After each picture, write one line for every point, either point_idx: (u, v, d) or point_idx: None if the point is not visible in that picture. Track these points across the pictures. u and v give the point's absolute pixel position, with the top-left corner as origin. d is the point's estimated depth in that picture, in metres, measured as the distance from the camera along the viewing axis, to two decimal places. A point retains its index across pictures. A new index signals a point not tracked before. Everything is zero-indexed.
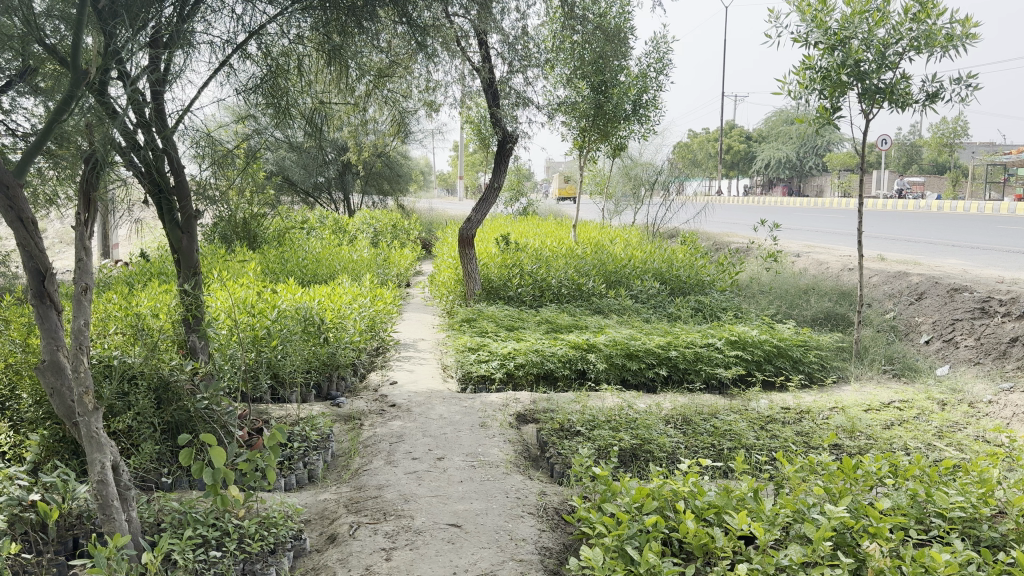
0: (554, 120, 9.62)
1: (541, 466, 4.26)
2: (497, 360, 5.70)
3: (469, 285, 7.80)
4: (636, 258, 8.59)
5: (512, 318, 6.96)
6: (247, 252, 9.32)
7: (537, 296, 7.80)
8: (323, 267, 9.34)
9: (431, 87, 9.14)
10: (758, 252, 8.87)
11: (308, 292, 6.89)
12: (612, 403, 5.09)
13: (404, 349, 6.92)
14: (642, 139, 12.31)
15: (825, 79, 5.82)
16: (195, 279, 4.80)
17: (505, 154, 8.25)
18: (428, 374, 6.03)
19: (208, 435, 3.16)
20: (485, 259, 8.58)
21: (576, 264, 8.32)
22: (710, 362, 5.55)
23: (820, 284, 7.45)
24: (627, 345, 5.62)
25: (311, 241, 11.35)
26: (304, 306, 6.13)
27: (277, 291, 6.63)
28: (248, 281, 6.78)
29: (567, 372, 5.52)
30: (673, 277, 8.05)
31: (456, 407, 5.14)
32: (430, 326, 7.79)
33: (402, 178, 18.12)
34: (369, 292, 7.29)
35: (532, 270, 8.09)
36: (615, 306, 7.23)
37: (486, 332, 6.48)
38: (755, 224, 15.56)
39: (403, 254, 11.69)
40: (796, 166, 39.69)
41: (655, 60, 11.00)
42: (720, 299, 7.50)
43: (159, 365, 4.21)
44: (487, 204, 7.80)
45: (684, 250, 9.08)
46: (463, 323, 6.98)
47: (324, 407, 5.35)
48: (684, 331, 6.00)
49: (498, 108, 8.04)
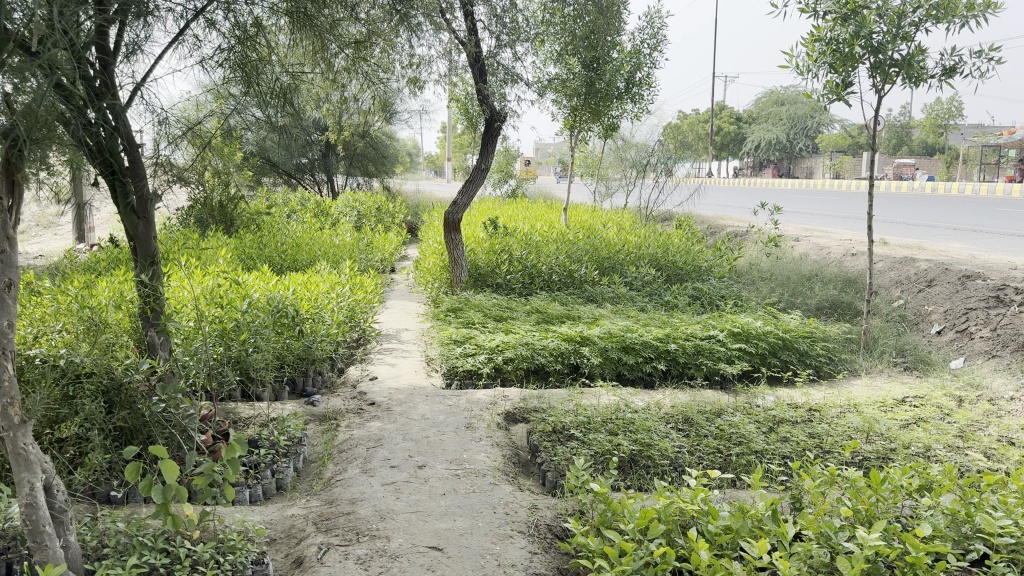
0: (545, 97, 9.20)
1: (532, 473, 3.90)
2: (484, 354, 5.34)
3: (455, 272, 7.43)
4: (630, 243, 8.22)
5: (501, 307, 6.58)
6: (221, 237, 8.89)
7: (526, 283, 7.43)
8: (303, 252, 8.92)
9: (416, 63, 8.69)
10: (756, 237, 8.51)
11: (283, 280, 6.47)
12: (608, 402, 4.74)
13: (386, 340, 6.53)
14: (634, 119, 11.89)
15: (835, 51, 5.44)
16: (153, 269, 4.37)
17: (495, 133, 7.80)
18: (410, 368, 5.65)
19: (157, 448, 2.74)
20: (473, 244, 8.18)
21: (568, 249, 7.94)
22: (710, 356, 5.19)
23: (824, 270, 7.11)
24: (622, 337, 5.27)
25: (292, 225, 10.92)
26: (277, 296, 5.72)
27: (248, 280, 6.21)
28: (218, 269, 6.35)
29: (559, 367, 5.18)
30: (668, 262, 7.68)
31: (440, 405, 4.76)
32: (415, 316, 7.40)
33: (388, 159, 17.65)
34: (349, 279, 6.89)
35: (521, 256, 7.71)
36: (609, 295, 6.87)
37: (473, 323, 6.11)
38: (752, 207, 15.20)
39: (387, 238, 11.27)
40: (786, 148, 39.37)
41: (649, 35, 10.57)
42: (718, 286, 7.13)
43: (111, 365, 3.79)
44: (474, 186, 7.37)
45: (679, 235, 8.70)
46: (448, 313, 6.60)
47: (297, 405, 4.97)
48: (683, 322, 5.63)
49: (486, 84, 7.62)
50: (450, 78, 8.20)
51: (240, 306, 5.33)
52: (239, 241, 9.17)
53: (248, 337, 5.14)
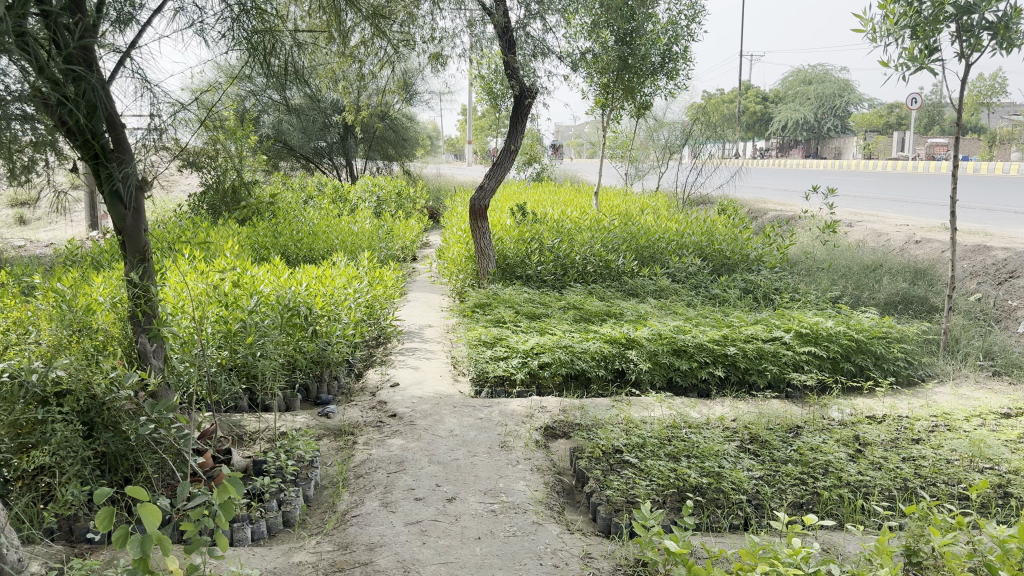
0: (576, 73, 8.56)
1: (580, 505, 3.33)
2: (517, 358, 4.78)
3: (482, 263, 6.88)
4: (670, 230, 7.59)
5: (533, 303, 6.00)
6: (232, 227, 8.37)
7: (559, 275, 6.87)
8: (320, 241, 8.42)
9: (438, 36, 8.08)
10: (807, 224, 7.86)
11: (294, 274, 5.94)
12: (661, 416, 4.16)
13: (409, 339, 5.98)
14: (669, 96, 11.21)
15: (916, 13, 4.78)
16: (144, 266, 3.83)
17: (525, 111, 7.14)
18: (435, 373, 5.09)
19: (136, 486, 2.18)
20: (500, 232, 7.60)
21: (603, 237, 7.33)
22: (774, 360, 4.60)
23: (890, 261, 6.45)
24: (673, 339, 4.68)
25: (309, 211, 10.40)
26: (288, 292, 5.19)
27: (257, 272, 5.68)
28: (225, 261, 5.83)
29: (603, 373, 4.59)
30: (714, 251, 7.05)
31: (470, 419, 4.20)
32: (439, 312, 6.85)
33: (409, 143, 16.95)
34: (368, 272, 6.34)
35: (553, 245, 7.11)
36: (651, 288, 6.27)
37: (503, 320, 5.54)
38: (792, 190, 14.49)
39: (408, 226, 10.71)
40: (814, 128, 38.28)
41: (686, 6, 9.88)
42: (771, 279, 6.51)
43: (93, 380, 3.28)
44: (502, 169, 6.79)
45: (723, 220, 8.06)
46: (475, 309, 6.04)
47: (309, 417, 4.42)
48: (740, 321, 5.03)
49: (515, 57, 6.99)
50: (475, 53, 7.59)
51: (247, 305, 4.81)
52: (252, 229, 8.67)
53: (255, 339, 4.62)
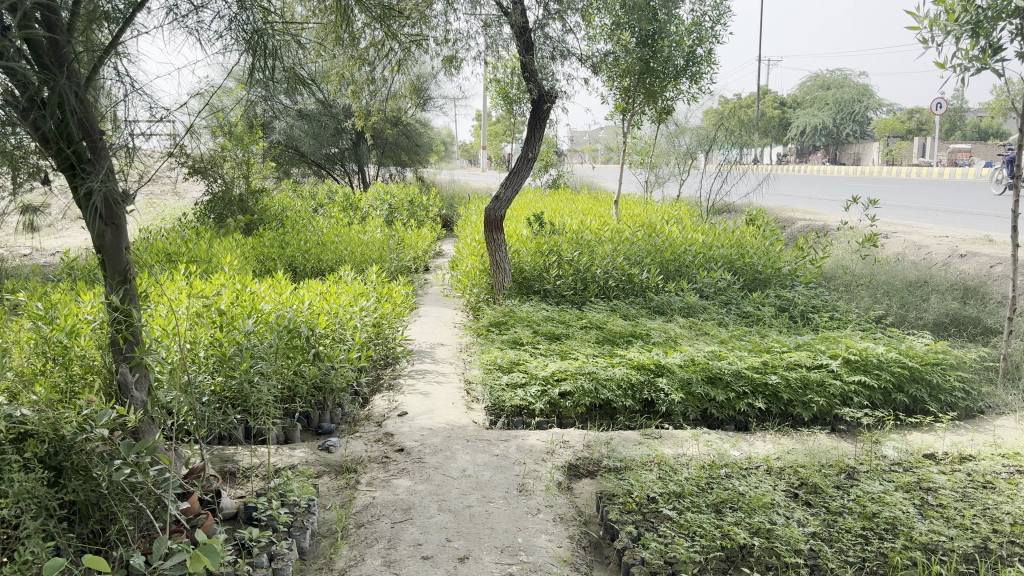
0: (596, 76, 8.18)
1: (611, 565, 2.92)
2: (536, 385, 4.37)
3: (497, 277, 6.49)
4: (696, 241, 7.17)
5: (552, 321, 5.61)
6: (236, 237, 8.02)
7: (579, 289, 6.47)
8: (329, 252, 8.10)
9: (452, 38, 7.71)
10: (842, 235, 7.42)
11: (297, 290, 5.57)
12: (698, 454, 3.74)
13: (419, 359, 5.60)
14: (692, 101, 10.79)
15: (978, 9, 4.34)
16: (125, 288, 3.46)
17: (543, 116, 6.72)
18: (447, 400, 4.70)
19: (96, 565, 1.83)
20: (516, 243, 7.21)
21: (626, 249, 6.93)
22: (820, 390, 4.19)
23: (936, 278, 6.01)
24: (707, 366, 4.27)
25: (319, 220, 10.07)
26: (289, 311, 4.82)
27: (256, 289, 5.32)
28: (223, 278, 5.47)
29: (630, 404, 4.19)
30: (744, 266, 6.63)
31: (485, 455, 3.80)
32: (451, 329, 6.47)
33: (422, 149, 16.58)
34: (376, 287, 5.97)
35: (572, 258, 6.71)
36: (679, 305, 5.86)
37: (520, 340, 5.14)
38: (820, 198, 14.01)
39: (420, 235, 10.34)
40: (833, 134, 37.68)
41: (711, 6, 9.47)
42: (807, 296, 6.10)
43: (62, 418, 2.93)
44: (519, 178, 6.40)
45: (751, 231, 7.64)
46: (490, 328, 5.65)
47: (309, 450, 4.03)
48: (780, 346, 4.62)
49: (532, 58, 6.61)
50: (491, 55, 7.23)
51: (243, 326, 4.45)
52: (257, 240, 8.33)
53: (251, 362, 4.26)
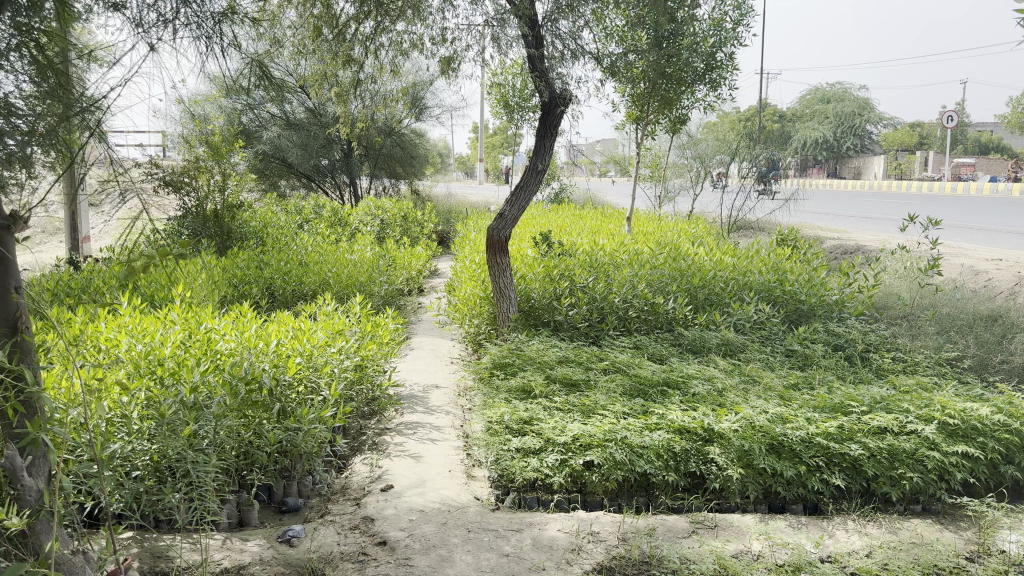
0: (610, 81, 7.36)
1: None
2: (554, 452, 3.49)
3: (501, 307, 5.66)
4: (726, 263, 6.34)
5: (567, 362, 4.76)
6: (204, 258, 7.16)
7: (596, 321, 5.61)
8: (312, 273, 7.44)
9: (450, 37, 6.88)
10: (890, 260, 6.61)
11: (266, 325, 4.72)
12: (772, 555, 2.87)
13: (411, 409, 4.74)
14: (708, 109, 9.98)
15: None
16: (16, 343, 2.55)
17: (553, 123, 5.85)
18: (443, 465, 3.82)
19: None
20: (521, 267, 6.36)
21: (647, 273, 6.07)
22: (912, 463, 3.38)
23: (1014, 315, 5.21)
24: (769, 430, 3.43)
25: (303, 236, 9.21)
26: (251, 356, 3.97)
27: (217, 326, 4.48)
28: (176, 313, 4.61)
29: (675, 480, 3.33)
30: (784, 294, 5.80)
31: (494, 553, 2.92)
32: (447, 367, 5.63)
33: (417, 160, 15.62)
34: (360, 321, 5.11)
35: (587, 284, 5.88)
36: (716, 342, 5.03)
37: (532, 386, 4.28)
38: (840, 215, 13.20)
39: (414, 254, 9.49)
40: (834, 148, 36.99)
41: (733, 6, 8.64)
42: (863, 331, 5.33)
43: None
44: (525, 193, 5.55)
45: (785, 251, 6.82)
46: (496, 369, 4.80)
47: (266, 541, 3.15)
48: (853, 403, 3.78)
49: (541, 54, 5.80)
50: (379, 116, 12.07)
51: (190, 379, 3.61)
52: (230, 261, 7.48)
53: (197, 423, 3.42)
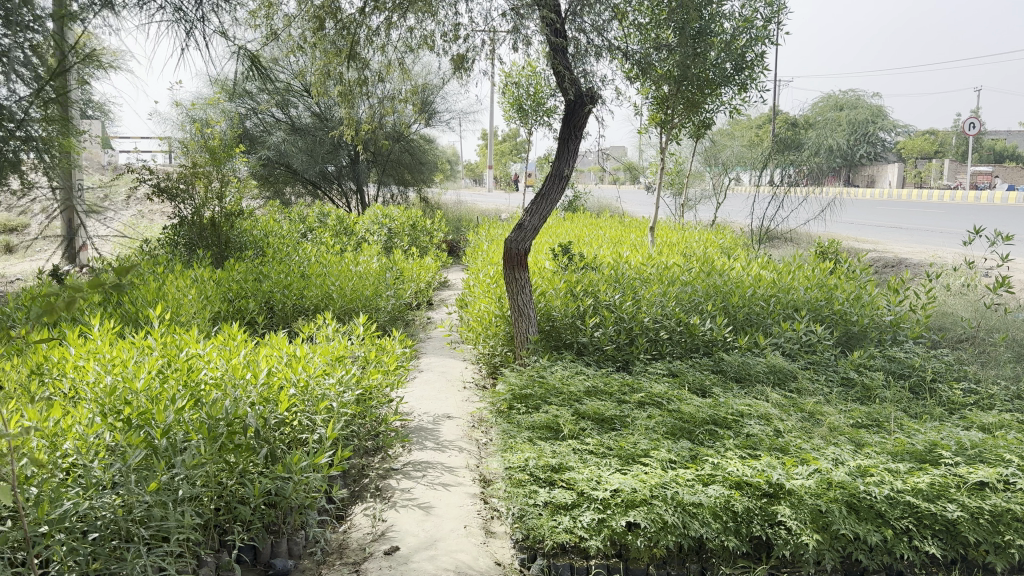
0: (635, 82, 6.81)
1: None
2: (589, 509, 2.93)
3: (519, 327, 5.13)
4: (763, 277, 5.79)
5: (596, 394, 4.20)
6: (198, 270, 6.65)
7: (625, 343, 5.05)
8: (314, 286, 6.94)
9: (464, 33, 6.36)
10: (945, 276, 6.06)
11: (258, 350, 4.21)
12: None
13: (420, 444, 4.19)
14: (736, 112, 9.41)
15: None
16: None
17: (578, 124, 5.23)
18: (458, 519, 3.27)
19: None
20: (540, 281, 5.82)
21: (680, 288, 5.53)
22: (1020, 528, 2.82)
23: None
24: (847, 487, 2.88)
25: (305, 246, 8.69)
26: (235, 390, 3.46)
27: (201, 351, 3.98)
28: (155, 336, 4.10)
29: (737, 547, 2.77)
30: (832, 314, 5.25)
31: None
32: (459, 394, 5.09)
33: (427, 167, 15.07)
34: (363, 344, 4.58)
35: (614, 301, 5.34)
36: (764, 370, 4.50)
37: (560, 424, 3.72)
38: (872, 226, 12.63)
39: (423, 264, 8.97)
40: None
41: (764, 2, 8.09)
42: (925, 357, 4.79)
43: None
44: (547, 202, 5.03)
45: (827, 265, 6.25)
46: (517, 401, 4.26)
47: None
48: (940, 452, 3.23)
49: (564, 44, 5.13)
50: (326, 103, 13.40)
51: (162, 418, 3.11)
52: (226, 273, 6.99)
53: (168, 472, 2.92)
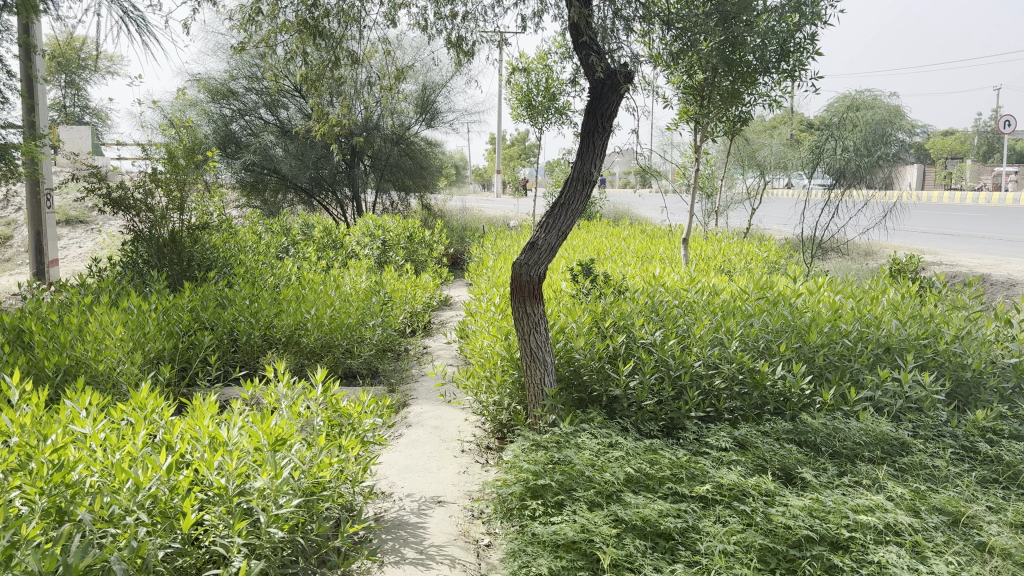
0: (669, 65, 5.62)
1: None
2: None
3: (532, 375, 3.96)
4: (838, 303, 4.60)
5: (639, 483, 3.01)
6: (142, 298, 5.50)
7: (670, 397, 3.87)
8: (285, 312, 5.77)
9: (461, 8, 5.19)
10: None
11: (174, 422, 3.05)
12: None
13: (397, 552, 3.00)
14: (777, 105, 8.21)
15: None
16: None
17: (605, 114, 3.94)
18: None
19: None
20: (560, 310, 4.63)
21: (739, 321, 4.35)
22: None
23: None
24: None
25: (285, 264, 7.57)
26: (104, 508, 2.29)
27: (85, 431, 2.81)
28: (24, 409, 2.93)
29: None
30: (939, 357, 4.05)
31: None
32: (455, 462, 3.92)
33: (429, 172, 13.82)
34: (323, 408, 3.39)
35: (656, 339, 4.15)
36: (866, 440, 3.32)
37: (597, 544, 2.53)
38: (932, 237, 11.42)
39: (420, 283, 7.82)
40: None
41: None
42: None
43: None
44: (567, 214, 3.86)
45: (914, 287, 5.06)
46: (531, 493, 3.08)
47: None
48: None
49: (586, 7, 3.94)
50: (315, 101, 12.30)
51: None
52: (181, 297, 5.85)
53: None
